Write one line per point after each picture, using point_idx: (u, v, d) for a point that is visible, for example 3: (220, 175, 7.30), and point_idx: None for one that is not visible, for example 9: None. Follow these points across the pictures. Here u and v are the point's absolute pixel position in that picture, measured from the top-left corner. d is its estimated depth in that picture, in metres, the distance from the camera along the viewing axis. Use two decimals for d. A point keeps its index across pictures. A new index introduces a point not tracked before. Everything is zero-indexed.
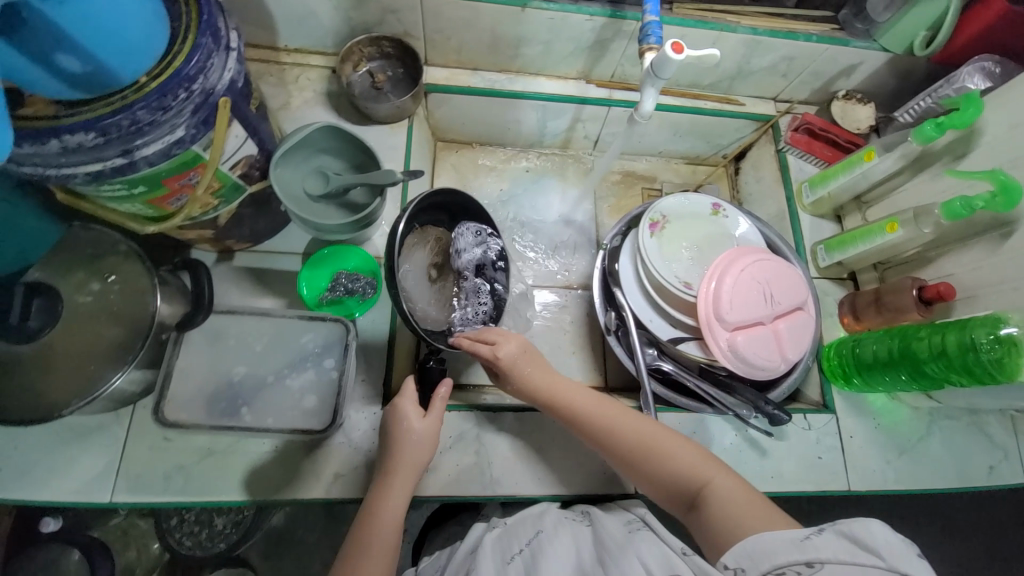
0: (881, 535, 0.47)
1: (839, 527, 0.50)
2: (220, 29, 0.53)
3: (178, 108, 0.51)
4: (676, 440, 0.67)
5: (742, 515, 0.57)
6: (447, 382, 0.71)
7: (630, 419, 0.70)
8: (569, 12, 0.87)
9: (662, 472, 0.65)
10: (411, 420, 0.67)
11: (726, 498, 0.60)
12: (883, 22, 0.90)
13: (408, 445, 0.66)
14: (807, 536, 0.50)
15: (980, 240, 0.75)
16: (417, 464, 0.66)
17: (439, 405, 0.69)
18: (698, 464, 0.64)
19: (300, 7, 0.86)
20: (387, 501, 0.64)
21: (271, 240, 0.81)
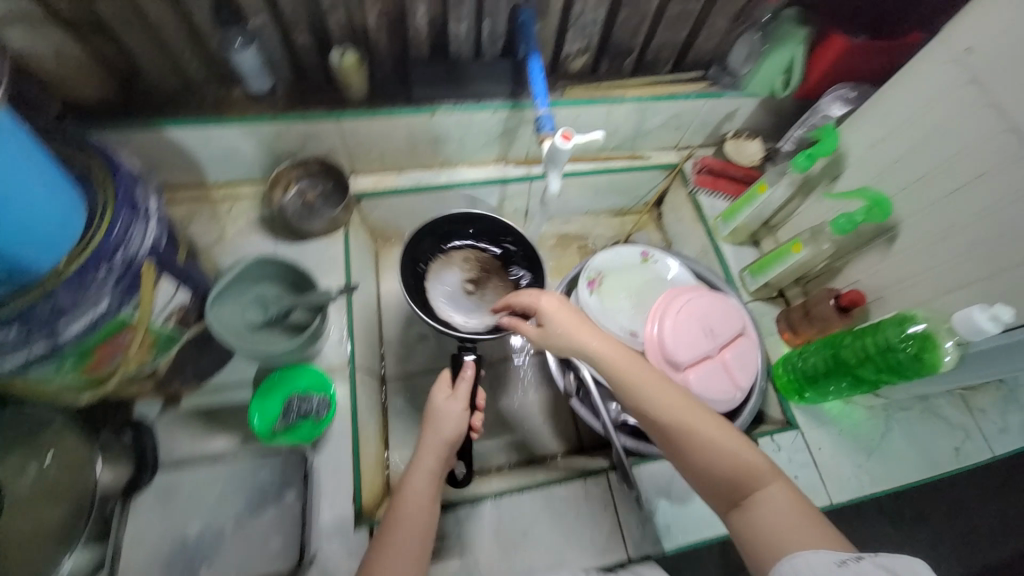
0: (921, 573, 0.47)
1: (878, 558, 0.49)
2: (136, 198, 0.56)
3: (98, 284, 0.52)
4: (730, 435, 0.62)
5: (786, 531, 0.55)
6: (472, 365, 0.74)
7: (685, 403, 0.64)
8: (474, 112, 0.95)
9: (710, 465, 0.61)
10: (440, 401, 0.72)
11: (779, 510, 0.57)
12: (745, 73, 1.03)
13: (435, 427, 0.70)
14: (845, 562, 0.49)
15: (873, 246, 0.83)
16: (443, 443, 0.69)
17: (464, 388, 0.72)
18: (754, 468, 0.60)
19: (222, 149, 0.91)
20: (414, 480, 0.68)
21: (219, 374, 0.79)
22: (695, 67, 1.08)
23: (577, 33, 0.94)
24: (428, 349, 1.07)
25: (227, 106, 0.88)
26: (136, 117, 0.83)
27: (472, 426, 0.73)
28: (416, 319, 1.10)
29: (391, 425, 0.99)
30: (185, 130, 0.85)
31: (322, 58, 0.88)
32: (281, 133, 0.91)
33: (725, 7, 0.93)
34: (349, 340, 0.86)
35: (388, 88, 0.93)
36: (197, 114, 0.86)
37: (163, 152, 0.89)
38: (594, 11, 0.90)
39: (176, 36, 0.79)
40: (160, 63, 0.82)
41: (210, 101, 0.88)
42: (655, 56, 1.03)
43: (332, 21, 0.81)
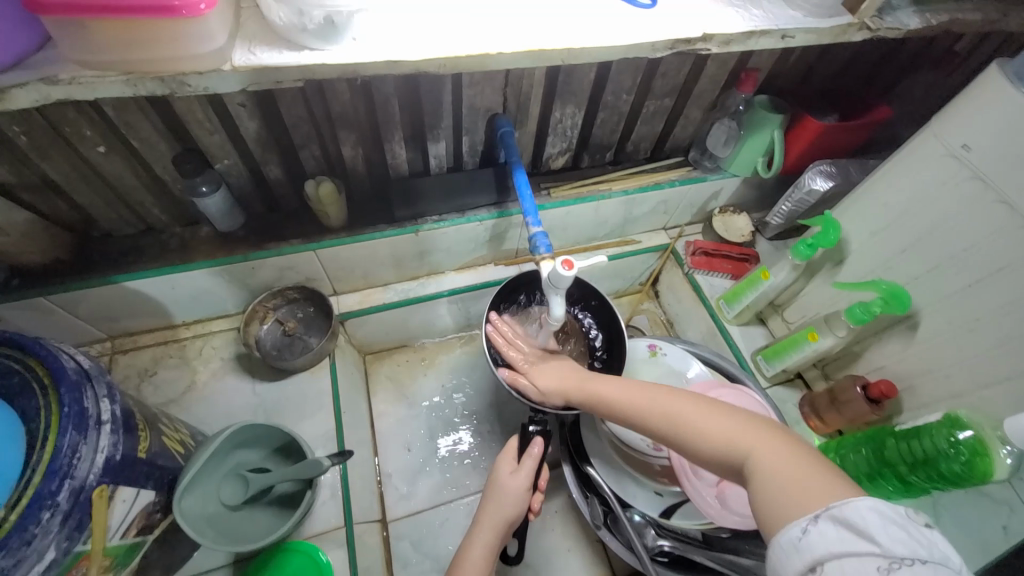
0: (876, 519, 0.39)
1: (831, 510, 0.41)
2: (87, 408, 0.48)
3: (44, 530, 0.43)
4: (723, 408, 0.56)
5: (793, 490, 0.44)
6: (539, 443, 0.72)
7: (670, 391, 0.62)
8: (460, 224, 0.91)
9: (702, 442, 0.55)
10: (503, 476, 0.71)
11: (766, 468, 0.47)
12: (725, 156, 1.03)
13: (496, 501, 0.70)
14: (802, 531, 0.41)
15: (892, 332, 0.80)
16: (507, 515, 0.69)
17: (530, 464, 0.71)
18: (732, 432, 0.53)
19: (191, 290, 0.84)
20: (469, 554, 0.67)
21: (188, 563, 0.70)
22: (674, 153, 1.08)
23: (557, 137, 0.93)
24: (431, 476, 0.98)
25: (193, 247, 0.81)
26: (90, 272, 0.76)
27: (530, 506, 0.73)
28: (414, 442, 1.01)
29: None
30: (146, 280, 0.78)
31: (296, 187, 0.84)
32: (255, 268, 0.84)
33: (699, 100, 0.94)
34: (346, 495, 0.77)
35: (369, 209, 0.90)
36: (159, 261, 0.79)
37: (124, 303, 0.81)
38: (572, 117, 0.89)
39: (134, 185, 0.74)
40: (117, 212, 0.77)
41: (174, 243, 0.81)
42: (634, 147, 1.02)
43: (305, 154, 0.78)
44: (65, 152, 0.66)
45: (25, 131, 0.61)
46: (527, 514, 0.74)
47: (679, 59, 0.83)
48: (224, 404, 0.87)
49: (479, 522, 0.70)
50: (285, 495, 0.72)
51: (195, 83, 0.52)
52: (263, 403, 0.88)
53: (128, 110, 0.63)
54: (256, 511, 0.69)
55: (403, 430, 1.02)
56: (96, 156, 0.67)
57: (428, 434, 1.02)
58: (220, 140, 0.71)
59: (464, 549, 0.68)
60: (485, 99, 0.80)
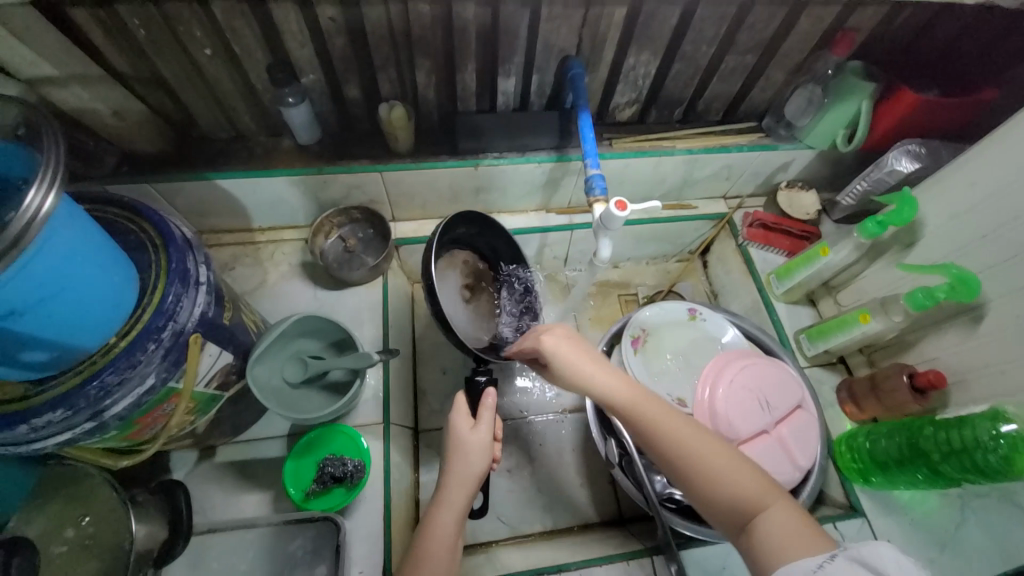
0: (892, 559, 0.42)
1: (850, 552, 0.44)
2: (188, 268, 0.56)
3: (147, 359, 0.52)
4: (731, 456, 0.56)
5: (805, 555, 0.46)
6: (493, 395, 0.73)
7: (687, 426, 0.59)
8: (518, 163, 0.93)
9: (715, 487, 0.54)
10: (463, 436, 0.70)
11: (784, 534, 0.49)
12: (804, 125, 0.97)
13: (462, 459, 0.69)
14: (818, 565, 0.44)
15: (953, 323, 0.77)
16: (471, 476, 0.68)
17: (489, 414, 0.71)
18: (752, 489, 0.53)
19: (271, 197, 0.92)
20: (439, 516, 0.65)
21: (251, 428, 0.81)
22: (747, 117, 1.03)
23: (628, 86, 0.92)
24: None
25: (275, 157, 0.89)
26: (189, 168, 0.85)
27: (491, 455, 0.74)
28: (450, 367, 1.08)
29: (422, 480, 0.96)
30: (234, 181, 0.87)
31: (369, 109, 0.89)
32: (326, 183, 0.91)
33: (784, 61, 0.89)
34: (386, 397, 0.85)
35: (435, 140, 0.94)
36: (247, 165, 0.88)
37: (212, 201, 0.91)
38: (646, 65, 0.87)
39: (230, 90, 0.81)
40: (214, 115, 0.85)
41: (259, 151, 0.90)
42: (706, 106, 0.99)
43: (382, 77, 0.82)
44: (177, 51, 0.74)
45: (142, 24, 0.69)
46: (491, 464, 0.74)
47: (770, 10, 0.79)
48: (288, 303, 0.97)
49: (445, 481, 0.68)
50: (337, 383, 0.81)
51: None
52: (321, 309, 0.97)
53: (233, 14, 0.69)
54: (311, 392, 0.78)
55: (440, 355, 1.09)
56: (202, 58, 0.75)
57: (464, 363, 1.09)
58: (309, 54, 0.77)
59: (432, 508, 0.67)
60: (561, 38, 0.80)
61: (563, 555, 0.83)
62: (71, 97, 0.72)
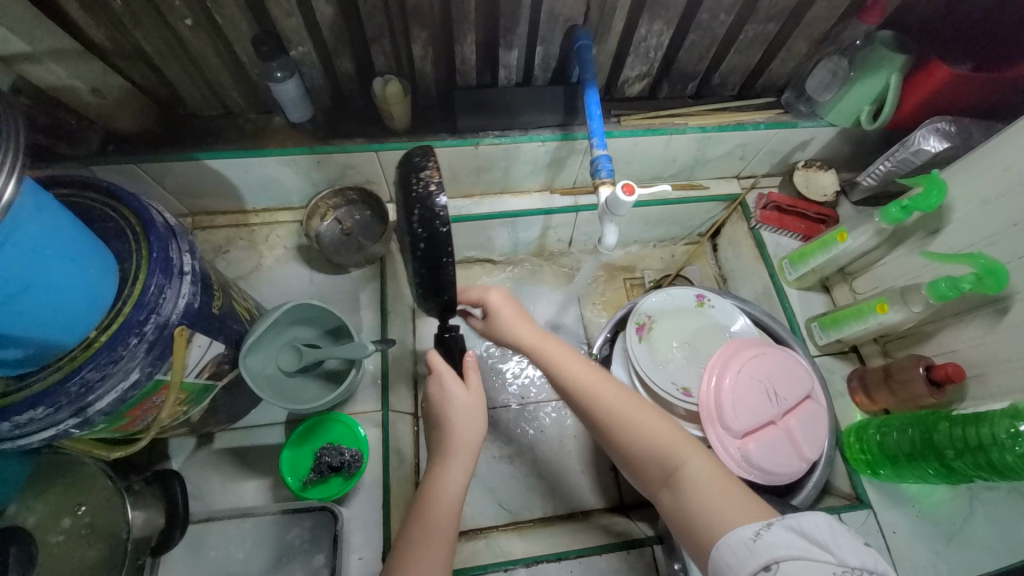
0: (825, 527, 0.44)
1: (784, 520, 0.46)
2: (171, 258, 0.53)
3: (130, 354, 0.50)
4: (652, 412, 0.60)
5: (716, 507, 0.50)
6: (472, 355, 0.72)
7: (611, 386, 0.63)
8: (521, 142, 0.88)
9: (638, 442, 0.58)
10: (450, 396, 0.68)
11: (703, 484, 0.52)
12: (826, 101, 0.91)
13: (463, 424, 0.67)
14: (756, 534, 0.45)
15: (975, 315, 0.74)
16: (471, 441, 0.67)
17: (476, 374, 0.70)
18: (672, 443, 0.56)
19: (264, 177, 0.89)
20: (445, 485, 0.63)
21: (248, 415, 0.80)
22: (765, 92, 0.97)
23: (638, 58, 0.86)
24: None
25: (266, 135, 0.85)
26: (177, 148, 0.82)
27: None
28: None
29: (421, 465, 0.96)
30: (223, 161, 0.83)
31: (364, 84, 0.84)
32: (320, 162, 0.87)
33: (808, 30, 0.83)
34: (384, 384, 0.84)
35: (434, 117, 0.89)
36: (236, 144, 0.84)
37: (203, 182, 0.87)
38: (658, 35, 0.81)
39: (216, 64, 0.76)
40: (200, 90, 0.81)
41: (249, 129, 0.86)
42: (722, 80, 0.93)
43: (375, 49, 0.77)
44: (158, 23, 0.69)
45: None
46: None
47: None
48: (284, 287, 0.94)
49: (445, 449, 0.66)
50: (334, 371, 0.79)
51: None
52: (318, 293, 0.95)
53: None
54: (307, 380, 0.77)
55: None
56: (183, 28, 0.70)
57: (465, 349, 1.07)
58: (297, 24, 0.71)
59: (434, 478, 0.64)
60: (567, 6, 0.74)
61: (562, 542, 0.83)
62: (47, 74, 0.68)
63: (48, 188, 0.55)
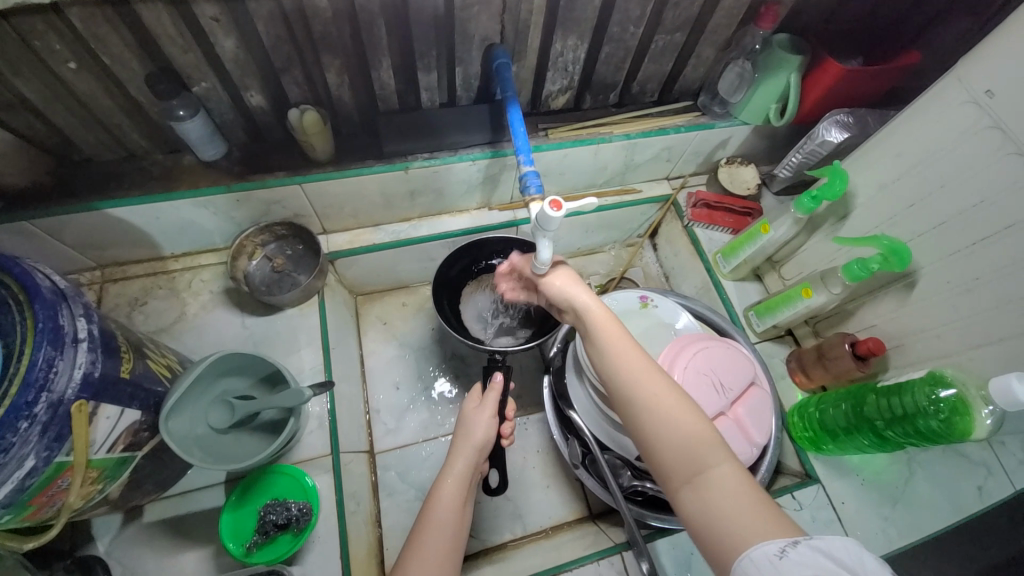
0: (857, 553, 0.41)
1: (814, 540, 0.42)
2: (61, 325, 0.49)
3: (22, 439, 0.45)
4: (690, 406, 0.56)
5: (743, 521, 0.46)
6: (500, 377, 0.78)
7: (651, 370, 0.59)
8: (451, 163, 0.88)
9: (668, 434, 0.54)
10: (470, 409, 0.76)
11: (732, 496, 0.48)
12: (736, 101, 0.97)
13: (464, 434, 0.74)
14: (779, 552, 0.42)
15: (888, 291, 0.79)
16: (475, 445, 0.72)
17: (493, 396, 0.75)
18: (704, 444, 0.52)
19: (179, 221, 0.83)
20: (443, 487, 0.69)
21: (181, 480, 0.74)
22: (682, 96, 1.01)
23: (558, 72, 0.87)
24: (419, 415, 1.01)
25: (177, 176, 0.80)
26: (74, 199, 0.75)
27: (501, 434, 0.77)
28: (403, 382, 1.03)
29: (383, 505, 0.92)
30: (130, 208, 0.77)
31: (280, 116, 0.81)
32: (241, 201, 0.83)
33: (713, 37, 0.87)
34: (332, 426, 0.80)
35: (359, 145, 0.87)
36: (143, 189, 0.78)
37: (109, 232, 0.81)
38: (574, 50, 0.83)
39: (110, 107, 0.71)
40: (95, 135, 0.75)
41: (157, 171, 0.80)
42: (640, 88, 0.97)
43: (287, 80, 0.74)
44: (35, 68, 0.63)
45: None
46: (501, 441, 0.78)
47: None
48: (214, 334, 0.88)
49: (451, 455, 0.73)
50: (273, 421, 0.74)
51: None
52: (252, 337, 0.89)
53: (95, 21, 0.60)
54: (243, 434, 0.72)
55: (392, 370, 1.04)
56: (66, 73, 0.65)
57: (418, 376, 1.04)
58: (196, 60, 0.68)
59: (439, 482, 0.70)
60: (480, 26, 0.74)
61: (534, 563, 0.82)
62: None
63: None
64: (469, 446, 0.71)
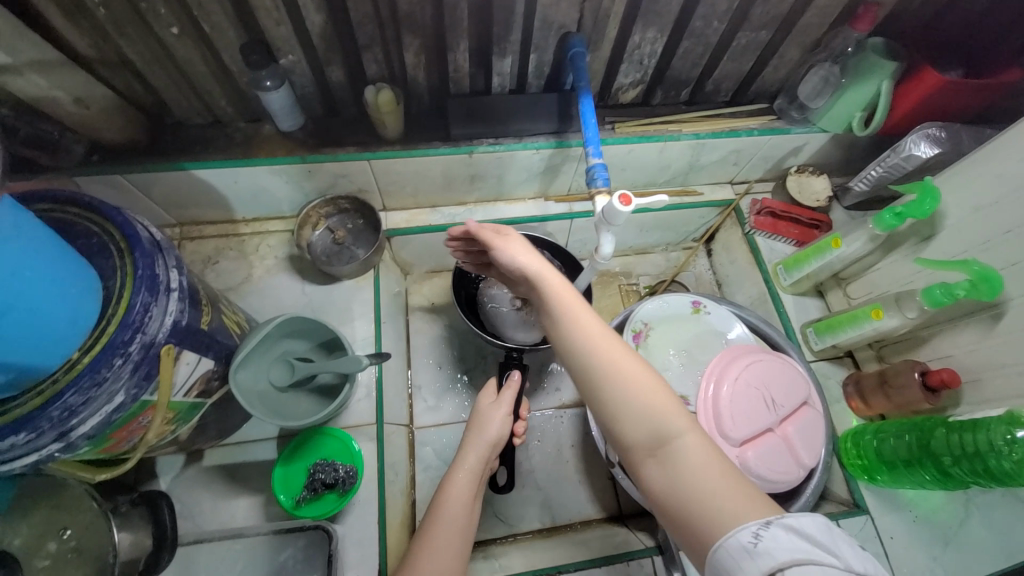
0: (824, 527, 0.40)
1: (783, 519, 0.41)
2: (157, 274, 0.52)
3: (115, 375, 0.49)
4: (648, 373, 0.53)
5: (712, 497, 0.45)
6: (518, 376, 0.79)
7: (608, 338, 0.55)
8: (515, 150, 0.88)
9: (629, 408, 0.51)
10: (484, 406, 0.78)
11: (697, 470, 0.47)
12: (817, 107, 0.91)
13: (478, 429, 0.75)
14: (755, 537, 0.41)
15: (970, 320, 0.74)
16: (486, 439, 0.74)
17: (509, 393, 0.77)
18: (664, 413, 0.50)
19: (254, 187, 0.87)
20: (455, 479, 0.71)
21: (238, 431, 0.79)
22: (758, 98, 0.97)
23: (632, 65, 0.85)
24: (459, 396, 1.03)
25: (256, 144, 0.84)
26: (165, 158, 0.81)
27: (513, 431, 0.80)
28: (446, 362, 1.06)
29: (418, 478, 0.95)
30: (211, 171, 0.82)
31: (355, 91, 0.83)
32: (312, 172, 0.86)
33: (800, 36, 0.83)
34: (379, 396, 0.83)
35: (427, 125, 0.88)
36: (225, 154, 0.82)
37: (191, 193, 0.86)
38: (652, 43, 0.81)
39: (203, 73, 0.75)
40: (187, 98, 0.79)
41: (239, 138, 0.84)
42: (715, 86, 0.93)
43: (367, 57, 0.76)
44: (142, 30, 0.68)
45: (104, 3, 0.63)
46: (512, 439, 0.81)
47: None
48: (275, 298, 0.93)
49: (464, 447, 0.75)
50: (326, 385, 0.78)
51: None
52: (310, 304, 0.93)
53: None
54: (300, 395, 0.76)
55: (436, 349, 1.07)
56: (169, 37, 0.69)
57: (460, 358, 1.06)
58: (286, 33, 0.70)
59: (450, 472, 0.72)
60: (560, 13, 0.73)
61: (560, 554, 0.82)
62: (29, 86, 0.66)
63: (26, 204, 0.53)
64: (481, 441, 0.73)
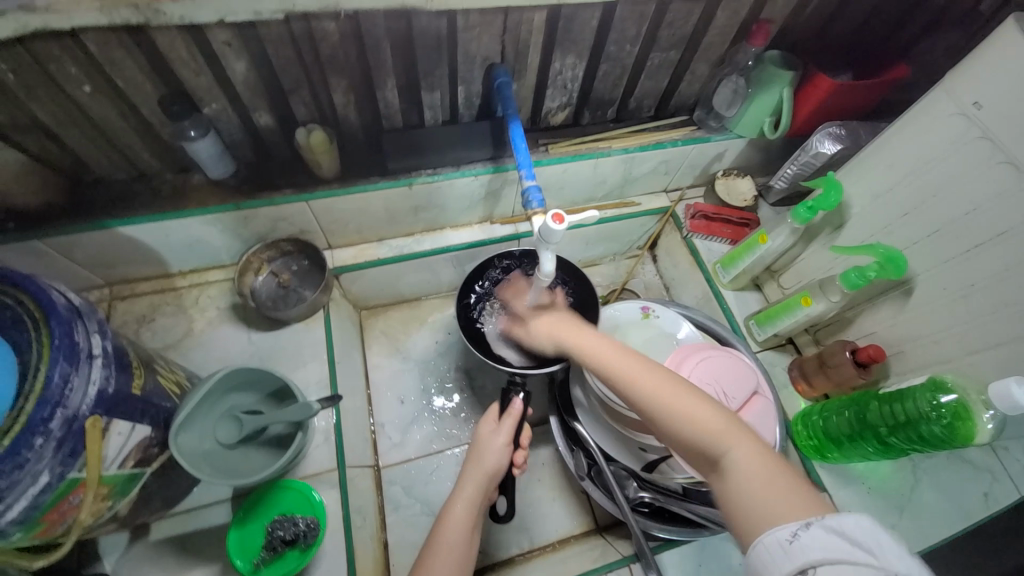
0: (871, 530, 0.39)
1: (826, 520, 0.41)
2: (77, 342, 0.49)
3: (36, 456, 0.46)
4: (692, 395, 0.56)
5: (758, 504, 0.46)
6: (519, 403, 0.76)
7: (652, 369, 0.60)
8: (454, 178, 0.90)
9: (680, 428, 0.54)
10: (484, 433, 0.75)
11: (745, 480, 0.48)
12: (731, 116, 0.99)
13: (477, 458, 0.73)
14: (792, 535, 0.41)
15: (886, 298, 0.81)
16: (491, 471, 0.72)
17: (510, 422, 0.74)
18: (711, 429, 0.52)
19: (187, 239, 0.84)
20: (453, 508, 0.69)
21: (187, 497, 0.75)
22: (679, 111, 1.04)
23: (557, 90, 0.90)
24: (424, 428, 1.01)
25: (187, 195, 0.81)
26: (87, 218, 0.77)
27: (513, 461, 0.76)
28: (407, 395, 1.04)
29: (389, 520, 0.92)
30: (140, 227, 0.79)
31: (286, 134, 0.83)
32: (248, 218, 0.84)
33: (706, 54, 0.90)
34: (339, 440, 0.80)
35: (364, 161, 0.89)
36: (153, 208, 0.79)
37: (120, 251, 0.82)
38: (573, 68, 0.86)
39: (123, 128, 0.73)
40: (108, 155, 0.77)
41: (167, 190, 0.82)
42: (637, 104, 0.99)
43: (295, 101, 0.76)
44: (50, 90, 0.65)
45: (11, 69, 0.60)
46: (511, 469, 0.76)
47: (686, 6, 0.79)
48: (220, 351, 0.89)
49: (461, 478, 0.73)
50: (281, 435, 0.75)
51: (169, 11, 0.56)
52: (258, 353, 0.90)
53: (110, 46, 0.62)
54: (251, 450, 0.73)
55: (397, 383, 1.05)
56: (82, 96, 0.67)
57: (422, 390, 1.05)
58: (208, 82, 0.70)
59: (449, 504, 0.70)
60: (482, 46, 0.77)
61: None
62: None
63: None
64: (480, 473, 0.70)
